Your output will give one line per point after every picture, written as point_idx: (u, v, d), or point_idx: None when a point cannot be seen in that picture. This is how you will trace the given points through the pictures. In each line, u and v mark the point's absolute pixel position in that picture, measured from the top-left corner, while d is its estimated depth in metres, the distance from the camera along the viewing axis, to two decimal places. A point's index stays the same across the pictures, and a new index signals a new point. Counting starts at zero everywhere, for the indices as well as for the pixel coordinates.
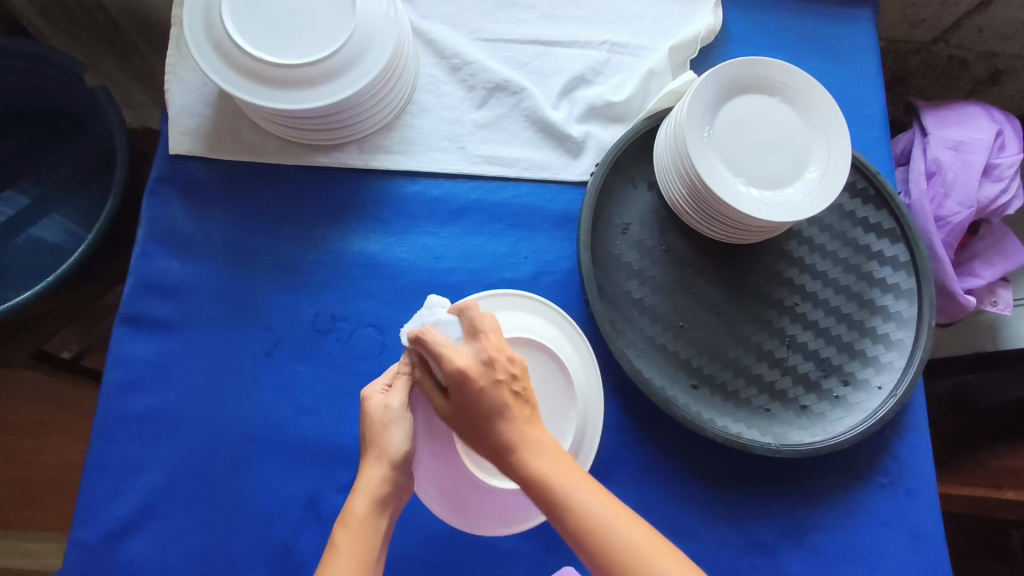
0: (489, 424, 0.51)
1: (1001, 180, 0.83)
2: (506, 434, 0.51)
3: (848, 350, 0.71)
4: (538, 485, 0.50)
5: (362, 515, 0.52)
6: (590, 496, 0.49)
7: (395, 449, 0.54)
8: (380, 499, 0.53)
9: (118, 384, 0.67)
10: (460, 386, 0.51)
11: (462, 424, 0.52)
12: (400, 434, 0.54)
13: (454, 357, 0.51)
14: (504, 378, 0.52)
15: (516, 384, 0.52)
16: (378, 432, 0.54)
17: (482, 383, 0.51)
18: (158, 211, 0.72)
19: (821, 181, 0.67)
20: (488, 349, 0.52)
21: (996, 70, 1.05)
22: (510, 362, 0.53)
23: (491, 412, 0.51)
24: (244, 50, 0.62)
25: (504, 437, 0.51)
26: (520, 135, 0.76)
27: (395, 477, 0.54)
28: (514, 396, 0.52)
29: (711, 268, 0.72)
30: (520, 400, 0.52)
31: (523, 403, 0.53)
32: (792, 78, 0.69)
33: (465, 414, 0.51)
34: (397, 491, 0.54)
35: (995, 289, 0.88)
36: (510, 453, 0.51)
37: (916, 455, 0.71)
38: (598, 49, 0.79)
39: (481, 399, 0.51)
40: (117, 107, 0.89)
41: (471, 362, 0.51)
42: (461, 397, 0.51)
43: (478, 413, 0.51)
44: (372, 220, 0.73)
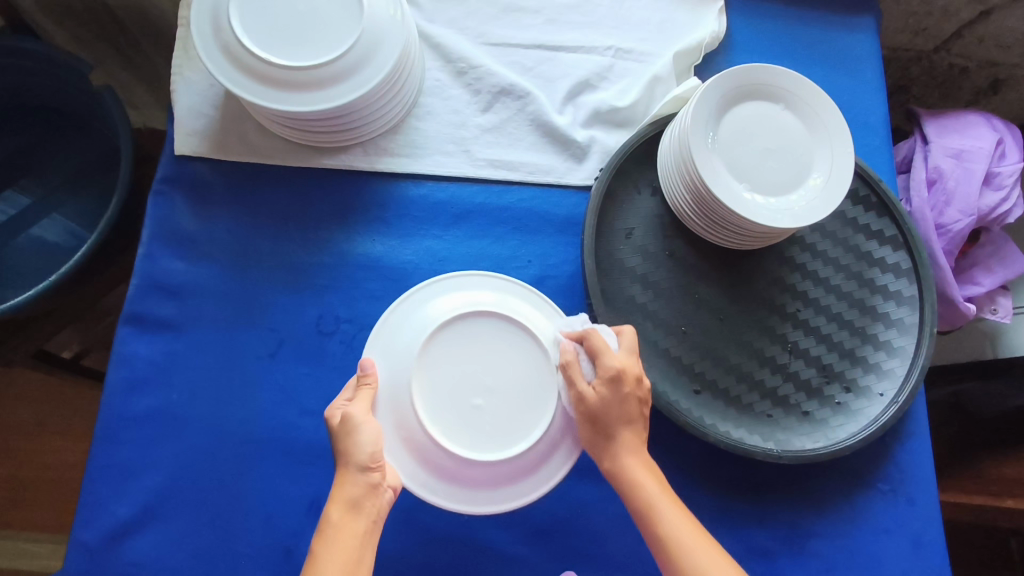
0: (617, 425, 0.58)
1: (1002, 189, 0.83)
2: (627, 439, 0.58)
3: (850, 356, 0.71)
4: (634, 488, 0.58)
5: (338, 520, 0.53)
6: (672, 512, 0.57)
7: (358, 453, 0.55)
8: (354, 502, 0.54)
9: (121, 384, 0.67)
10: (619, 383, 0.57)
11: (598, 415, 0.57)
12: (364, 437, 0.55)
13: (620, 359, 0.58)
14: (643, 397, 0.59)
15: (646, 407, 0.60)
16: (343, 442, 0.56)
17: (634, 390, 0.58)
18: (162, 211, 0.72)
19: (824, 188, 0.67)
20: (642, 366, 0.60)
21: (996, 80, 1.05)
22: (648, 389, 0.60)
23: (623, 418, 0.58)
24: (250, 51, 0.62)
25: (624, 440, 0.58)
26: (524, 139, 0.76)
27: (366, 480, 0.55)
28: (643, 413, 0.59)
29: (714, 273, 0.72)
30: (643, 417, 0.60)
31: (643, 420, 0.60)
32: (796, 85, 0.69)
33: (610, 408, 0.57)
34: (374, 494, 0.55)
35: (995, 296, 0.89)
36: (621, 452, 0.58)
37: (917, 461, 0.72)
38: (602, 55, 0.80)
39: (628, 402, 0.57)
40: (121, 107, 0.89)
41: (632, 370, 0.58)
42: (616, 394, 0.57)
43: (616, 414, 0.57)
44: (376, 223, 0.73)
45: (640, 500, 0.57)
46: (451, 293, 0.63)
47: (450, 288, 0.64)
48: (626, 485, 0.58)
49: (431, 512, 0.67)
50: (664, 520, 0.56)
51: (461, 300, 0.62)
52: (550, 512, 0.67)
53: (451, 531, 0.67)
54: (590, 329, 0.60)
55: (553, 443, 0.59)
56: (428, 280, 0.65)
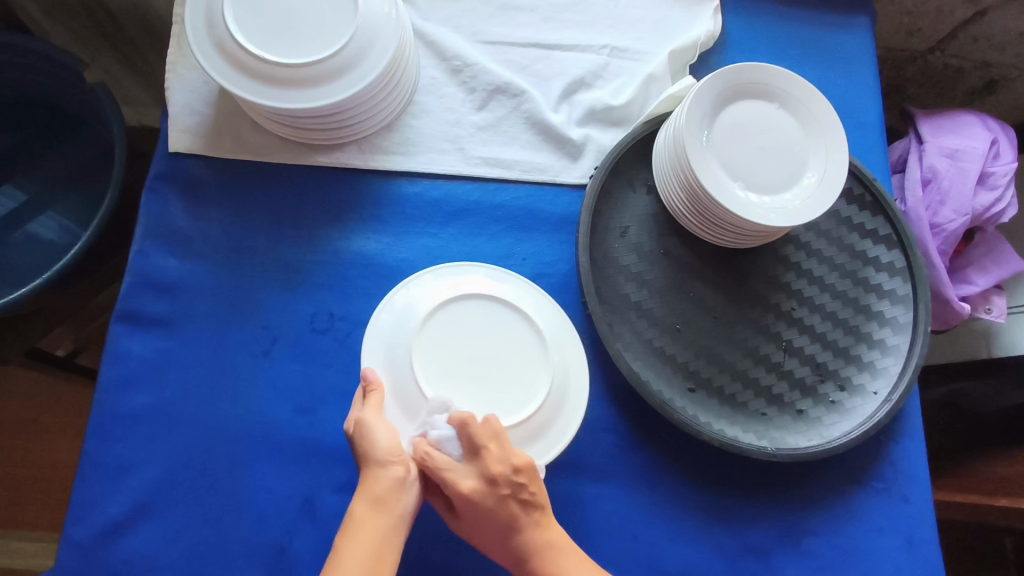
0: (502, 536, 0.56)
1: (996, 189, 0.83)
2: (524, 544, 0.56)
3: (844, 355, 0.71)
4: None
5: (362, 515, 0.52)
6: None
7: (377, 450, 0.55)
8: (379, 498, 0.53)
9: (114, 382, 0.67)
10: (470, 506, 0.55)
11: (478, 531, 0.57)
12: (380, 434, 0.55)
13: (457, 478, 0.55)
14: (510, 492, 0.55)
15: (523, 492, 0.56)
16: (360, 445, 0.56)
17: (489, 503, 0.55)
18: (156, 208, 0.71)
19: (818, 187, 0.67)
20: (493, 467, 0.55)
21: (991, 80, 1.06)
22: (513, 475, 0.55)
23: (501, 528, 0.56)
24: (245, 49, 0.62)
25: (524, 547, 0.56)
26: (519, 138, 0.76)
27: (392, 474, 0.54)
28: (522, 505, 0.56)
29: (709, 272, 0.72)
30: (527, 509, 0.56)
31: (531, 509, 0.57)
32: (791, 83, 0.69)
33: (480, 524, 0.56)
34: (400, 489, 0.54)
35: (990, 296, 0.89)
36: (526, 562, 0.57)
37: (911, 460, 0.72)
38: (598, 53, 0.80)
39: (492, 515, 0.55)
40: (116, 104, 0.89)
41: (474, 483, 0.55)
42: (471, 512, 0.56)
43: (491, 528, 0.56)
44: (371, 221, 0.73)
45: None
46: (438, 281, 0.66)
47: (440, 276, 0.66)
48: None
49: (425, 511, 0.67)
50: None
51: (450, 286, 0.65)
52: None
53: (445, 530, 0.66)
54: (426, 444, 0.56)
55: (560, 395, 0.63)
56: (415, 275, 0.67)
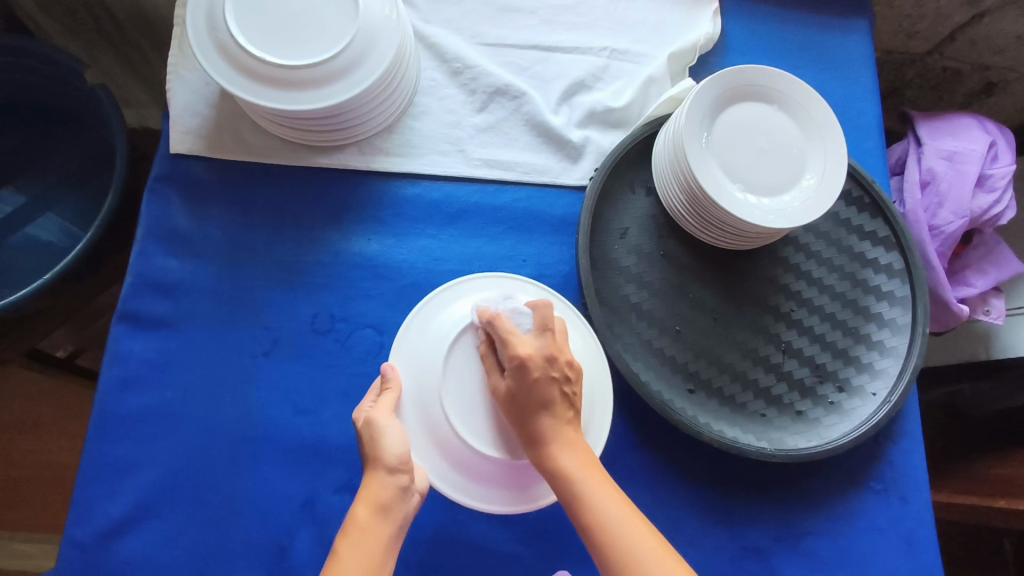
0: (534, 415, 0.55)
1: (994, 191, 0.83)
2: (549, 430, 0.55)
3: (843, 356, 0.71)
4: (564, 479, 0.54)
5: (364, 520, 0.52)
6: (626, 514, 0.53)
7: (387, 455, 0.55)
8: (382, 505, 0.53)
9: (115, 382, 0.67)
10: (520, 373, 0.55)
11: (507, 407, 0.57)
12: (391, 438, 0.56)
13: (521, 343, 0.56)
14: (559, 377, 0.56)
15: (569, 385, 0.57)
16: (370, 446, 0.56)
17: (540, 374, 0.55)
18: (157, 209, 0.71)
19: (817, 188, 0.67)
20: (556, 347, 0.57)
21: (989, 83, 1.06)
22: (567, 364, 0.57)
23: (539, 405, 0.55)
24: (246, 50, 0.62)
25: (547, 434, 0.55)
26: (519, 139, 0.77)
27: (396, 481, 0.54)
28: (563, 395, 0.56)
29: (708, 273, 0.72)
30: (568, 400, 0.57)
31: (569, 405, 0.57)
32: (789, 85, 0.69)
33: (513, 400, 0.56)
34: (402, 498, 0.54)
35: (988, 298, 0.89)
36: (546, 446, 0.55)
37: (910, 461, 0.72)
38: (598, 55, 0.80)
39: (535, 390, 0.55)
40: (117, 106, 0.89)
41: (535, 351, 0.56)
42: (517, 384, 0.56)
43: (530, 402, 0.55)
44: (371, 222, 0.73)
45: (571, 494, 0.54)
46: (463, 299, 0.65)
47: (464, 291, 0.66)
48: (557, 478, 0.55)
49: (427, 513, 0.67)
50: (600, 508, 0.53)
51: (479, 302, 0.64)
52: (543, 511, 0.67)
53: (445, 529, 0.67)
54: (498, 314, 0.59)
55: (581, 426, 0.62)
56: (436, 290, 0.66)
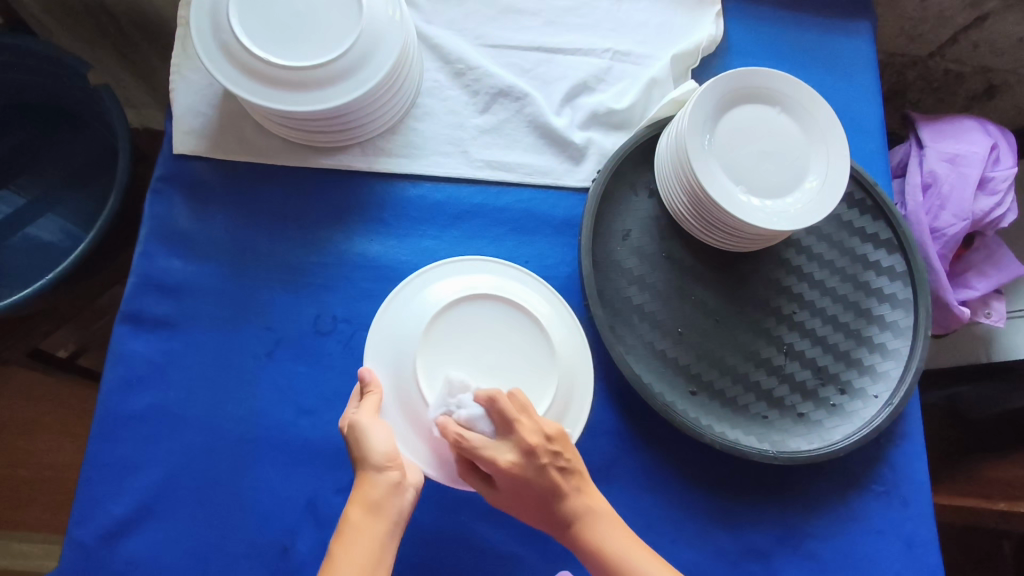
0: (548, 503, 0.56)
1: (996, 194, 0.84)
2: (565, 509, 0.56)
3: (844, 358, 0.71)
4: (593, 553, 0.56)
5: (358, 520, 0.51)
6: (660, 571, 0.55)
7: (373, 453, 0.54)
8: (375, 504, 0.52)
9: (118, 382, 0.67)
10: (513, 481, 0.55)
11: (518, 502, 0.57)
12: (379, 437, 0.55)
13: (495, 454, 0.54)
14: (548, 461, 0.55)
15: (561, 459, 0.55)
16: (356, 449, 0.55)
17: (528, 475, 0.54)
18: (160, 210, 0.72)
19: (820, 191, 0.67)
20: (528, 437, 0.54)
21: (990, 85, 1.06)
22: (550, 443, 0.55)
23: (545, 493, 0.55)
24: (249, 51, 0.63)
25: (563, 508, 0.56)
26: (522, 141, 0.77)
27: (387, 479, 0.53)
28: (560, 472, 0.55)
29: (710, 275, 0.72)
30: (566, 475, 0.56)
31: (570, 475, 0.56)
32: (792, 88, 0.69)
33: (518, 492, 0.56)
34: (395, 494, 0.53)
35: (989, 301, 0.89)
36: (569, 523, 0.56)
37: (911, 463, 0.72)
38: (600, 57, 0.80)
39: (533, 485, 0.55)
40: (119, 106, 0.90)
41: (512, 456, 0.54)
42: (513, 487, 0.55)
43: (534, 497, 0.55)
44: (374, 223, 0.73)
45: (607, 567, 0.55)
46: (439, 286, 0.65)
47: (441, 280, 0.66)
48: (587, 553, 0.56)
49: (429, 513, 0.67)
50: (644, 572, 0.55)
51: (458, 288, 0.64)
52: None
53: (449, 532, 0.67)
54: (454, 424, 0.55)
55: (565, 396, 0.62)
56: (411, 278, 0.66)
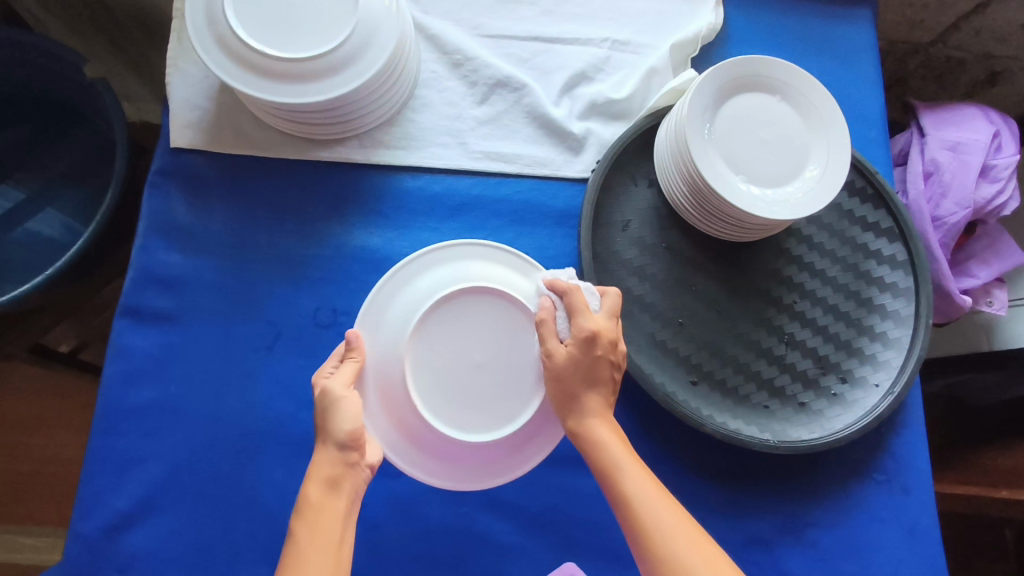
0: (588, 388, 0.56)
1: (998, 181, 0.83)
2: (596, 403, 0.57)
3: (846, 348, 0.71)
4: (596, 448, 0.55)
5: (316, 498, 0.52)
6: (639, 474, 0.54)
7: (337, 431, 0.53)
8: (333, 481, 0.53)
9: (118, 376, 0.67)
10: (590, 343, 0.55)
11: (561, 376, 0.56)
12: (345, 413, 0.54)
13: (592, 319, 0.56)
14: (614, 358, 0.57)
15: (617, 371, 0.58)
16: (324, 419, 0.55)
17: (606, 352, 0.56)
18: (158, 203, 0.71)
19: (820, 180, 0.67)
20: (619, 333, 0.58)
21: (993, 72, 1.05)
22: (622, 352, 0.58)
23: (591, 379, 0.56)
24: (245, 43, 0.62)
25: (591, 403, 0.57)
26: (521, 131, 0.76)
27: (343, 458, 0.53)
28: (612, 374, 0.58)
29: (711, 265, 0.72)
30: (613, 383, 0.58)
31: (613, 382, 0.58)
32: (792, 76, 0.69)
33: (577, 368, 0.56)
34: (352, 471, 0.54)
35: (991, 289, 0.89)
36: (585, 416, 0.57)
37: (913, 452, 0.72)
38: (599, 47, 0.80)
39: (597, 364, 0.56)
40: (116, 100, 0.89)
41: (606, 330, 0.57)
42: (576, 358, 0.55)
43: (586, 375, 0.56)
44: (373, 215, 0.73)
45: (605, 462, 0.55)
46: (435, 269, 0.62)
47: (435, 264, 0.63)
48: (590, 446, 0.56)
49: (431, 504, 0.67)
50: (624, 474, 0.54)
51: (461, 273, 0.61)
52: (546, 503, 0.68)
53: (450, 523, 0.67)
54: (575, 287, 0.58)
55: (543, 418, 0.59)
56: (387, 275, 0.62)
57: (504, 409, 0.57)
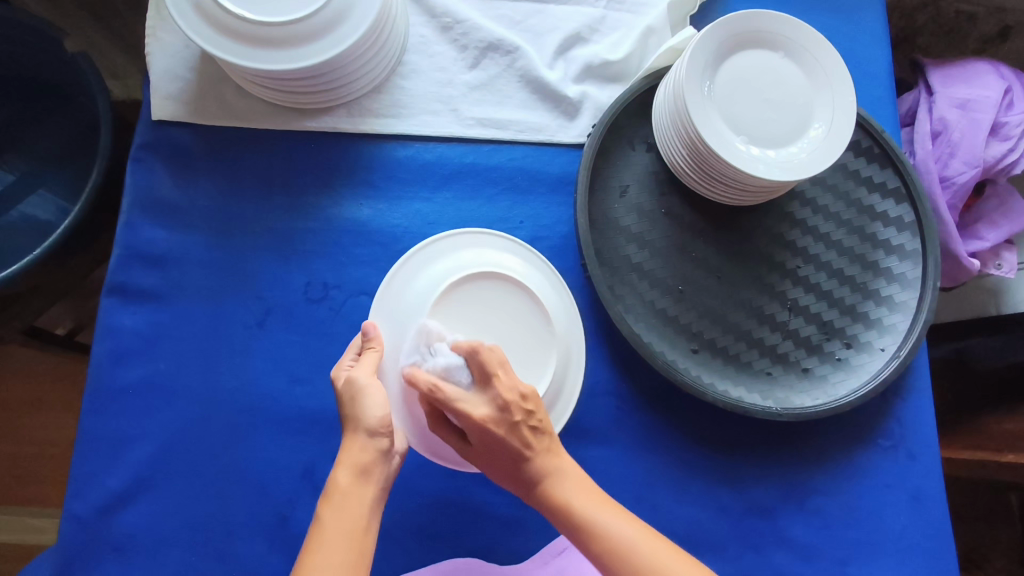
0: (517, 464, 0.52)
1: (1009, 139, 0.80)
2: (531, 470, 0.52)
3: (851, 313, 0.70)
4: (556, 511, 0.52)
5: (347, 486, 0.50)
6: (611, 518, 0.51)
7: (367, 417, 0.52)
8: (363, 468, 0.51)
9: (108, 356, 0.66)
10: (480, 436, 0.51)
11: (492, 467, 0.53)
12: (373, 399, 0.53)
13: (469, 408, 0.50)
14: (521, 419, 0.51)
15: (533, 419, 0.52)
16: (351, 407, 0.53)
17: (502, 431, 0.50)
18: (142, 178, 0.69)
19: (825, 140, 0.65)
20: (503, 394, 0.51)
21: (1004, 27, 1.01)
22: (523, 401, 0.52)
23: (514, 456, 0.52)
24: (224, 8, 0.60)
25: (533, 472, 0.52)
26: (514, 97, 0.74)
27: (376, 444, 0.52)
28: (533, 433, 0.52)
29: (712, 230, 0.70)
30: (539, 432, 0.53)
31: (540, 435, 0.53)
32: (796, 31, 0.66)
33: (492, 454, 0.52)
34: (383, 460, 0.52)
35: (1000, 252, 0.86)
36: (537, 486, 0.52)
37: (918, 417, 0.71)
38: (594, 6, 0.77)
39: (505, 445, 0.51)
40: (99, 75, 0.87)
41: (485, 410, 0.51)
42: (484, 445, 0.52)
43: (502, 456, 0.52)
44: (363, 186, 0.71)
45: (573, 521, 0.51)
46: (451, 254, 0.64)
47: (450, 250, 0.64)
48: (553, 510, 0.52)
49: (428, 478, 0.66)
50: (603, 523, 0.50)
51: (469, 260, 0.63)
52: None
53: (448, 497, 0.66)
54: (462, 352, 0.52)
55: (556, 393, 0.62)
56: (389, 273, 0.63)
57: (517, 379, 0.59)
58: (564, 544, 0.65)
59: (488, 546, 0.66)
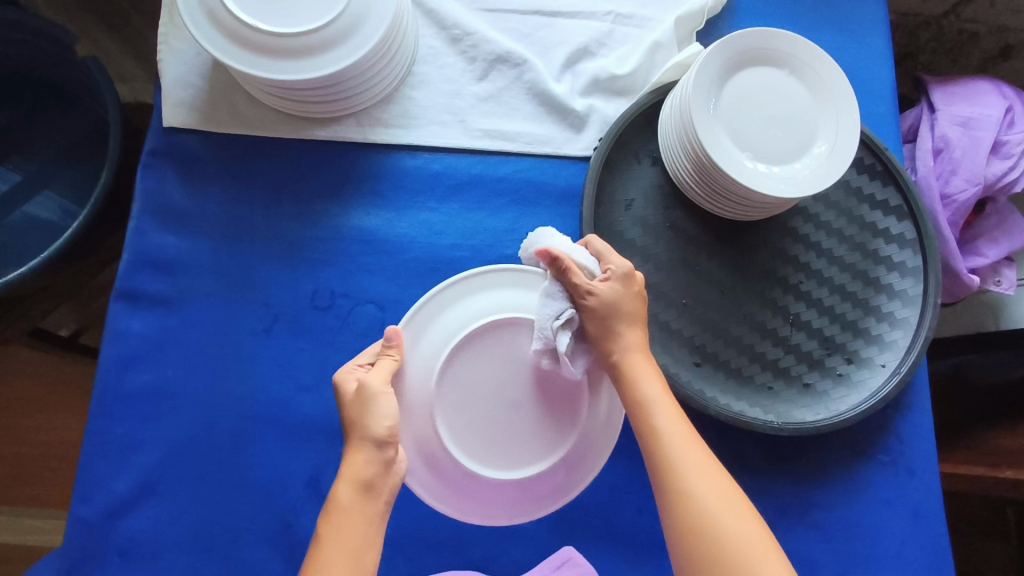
0: (630, 318, 0.56)
1: (1010, 158, 0.81)
2: (634, 335, 0.56)
3: (852, 328, 0.70)
4: (622, 378, 0.55)
5: (349, 502, 0.49)
6: (666, 413, 0.54)
7: (376, 428, 0.50)
8: (366, 483, 0.50)
9: (116, 360, 0.66)
10: (624, 275, 0.56)
11: (607, 312, 0.54)
12: (384, 409, 0.51)
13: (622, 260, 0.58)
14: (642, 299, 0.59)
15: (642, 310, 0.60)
16: (359, 413, 0.52)
17: (640, 286, 0.57)
18: (152, 184, 0.70)
19: (828, 157, 0.65)
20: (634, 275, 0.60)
21: (1006, 45, 1.02)
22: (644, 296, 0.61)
23: (633, 315, 0.56)
24: (237, 18, 0.61)
25: (634, 339, 0.56)
26: (522, 109, 0.75)
27: (381, 456, 0.50)
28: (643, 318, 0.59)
29: (715, 244, 0.71)
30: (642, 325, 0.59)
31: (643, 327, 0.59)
32: (800, 49, 0.67)
33: (619, 302, 0.55)
34: (389, 474, 0.51)
35: (999, 269, 0.87)
36: (625, 353, 0.55)
37: (918, 433, 0.71)
38: (602, 21, 0.77)
39: (635, 296, 0.57)
40: (108, 78, 0.87)
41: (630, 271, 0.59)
42: (619, 288, 0.56)
43: (627, 306, 0.56)
44: (372, 196, 0.72)
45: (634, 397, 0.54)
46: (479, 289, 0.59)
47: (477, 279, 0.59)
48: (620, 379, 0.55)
49: None
50: (655, 420, 0.53)
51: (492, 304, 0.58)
52: None
53: None
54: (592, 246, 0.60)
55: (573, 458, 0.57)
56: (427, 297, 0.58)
57: (537, 446, 0.56)
58: (563, 557, 0.65)
59: (490, 556, 0.66)
